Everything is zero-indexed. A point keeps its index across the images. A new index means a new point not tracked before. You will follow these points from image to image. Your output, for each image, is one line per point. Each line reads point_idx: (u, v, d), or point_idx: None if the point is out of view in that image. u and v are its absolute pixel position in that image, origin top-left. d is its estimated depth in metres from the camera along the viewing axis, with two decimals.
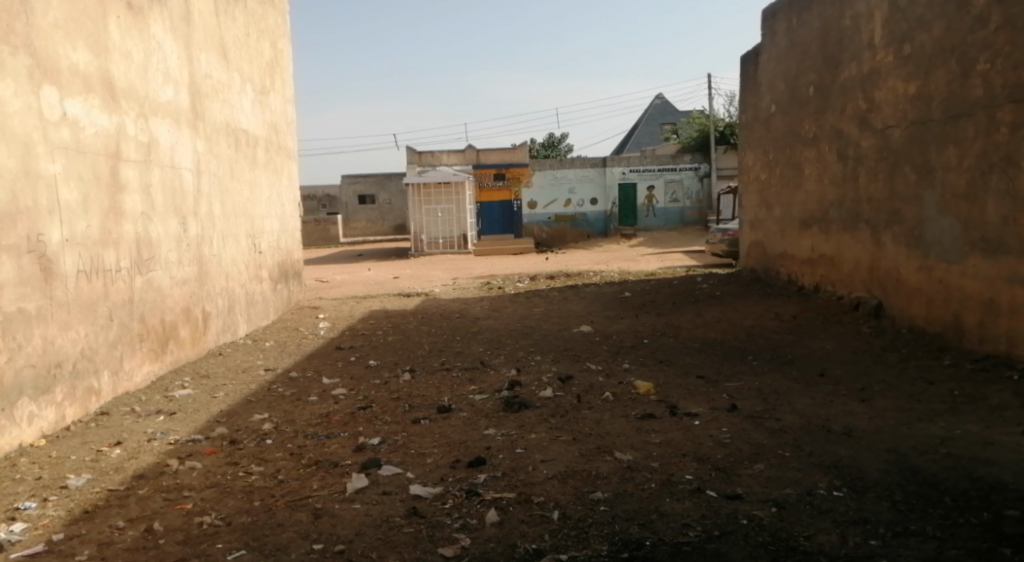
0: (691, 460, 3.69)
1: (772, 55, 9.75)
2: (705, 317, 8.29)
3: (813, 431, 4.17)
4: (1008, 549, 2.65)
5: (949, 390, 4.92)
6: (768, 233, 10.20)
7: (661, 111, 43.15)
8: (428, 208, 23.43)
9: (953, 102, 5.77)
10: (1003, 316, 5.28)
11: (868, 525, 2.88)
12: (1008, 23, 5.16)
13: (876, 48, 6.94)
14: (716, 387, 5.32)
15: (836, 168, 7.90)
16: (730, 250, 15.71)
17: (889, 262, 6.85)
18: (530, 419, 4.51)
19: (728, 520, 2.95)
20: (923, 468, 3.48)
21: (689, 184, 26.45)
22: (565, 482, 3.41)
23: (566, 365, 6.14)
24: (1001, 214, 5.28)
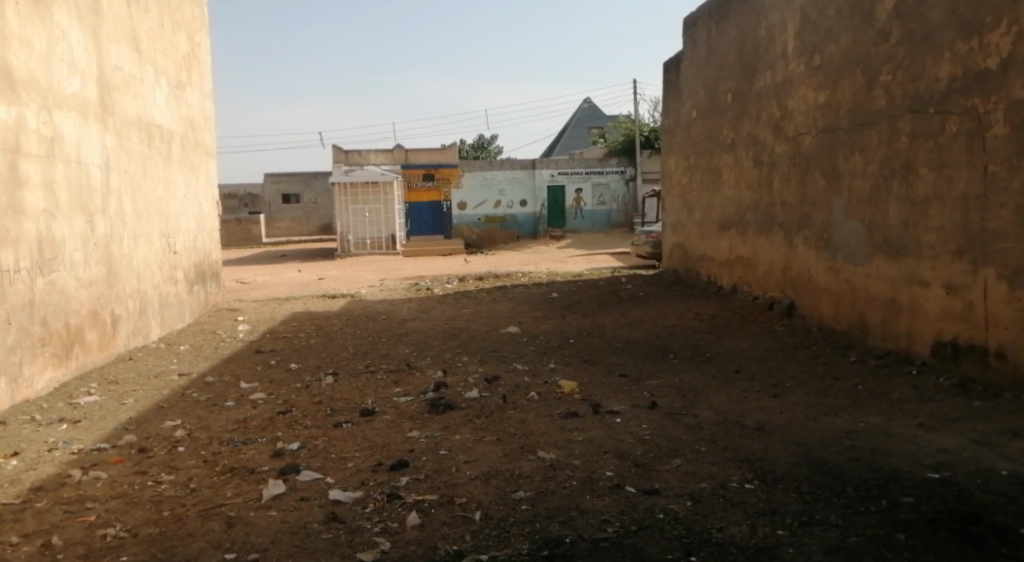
0: (612, 457, 3.76)
1: (692, 62, 10.04)
2: (628, 317, 8.47)
3: (728, 427, 4.31)
4: (902, 535, 2.79)
5: (854, 385, 5.18)
6: (689, 236, 10.48)
7: (589, 115, 44.01)
8: (354, 208, 23.05)
9: (859, 111, 6.05)
10: (903, 315, 5.57)
11: (776, 516, 3.00)
12: (906, 37, 5.42)
13: (789, 57, 7.23)
14: (638, 386, 5.43)
15: (752, 173, 8.20)
16: (654, 252, 16.12)
17: (800, 264, 7.15)
18: (455, 420, 4.50)
19: (646, 515, 3.01)
20: (828, 460, 3.65)
21: (616, 187, 26.94)
22: (488, 483, 3.42)
23: (492, 366, 6.14)
24: (901, 218, 5.57)
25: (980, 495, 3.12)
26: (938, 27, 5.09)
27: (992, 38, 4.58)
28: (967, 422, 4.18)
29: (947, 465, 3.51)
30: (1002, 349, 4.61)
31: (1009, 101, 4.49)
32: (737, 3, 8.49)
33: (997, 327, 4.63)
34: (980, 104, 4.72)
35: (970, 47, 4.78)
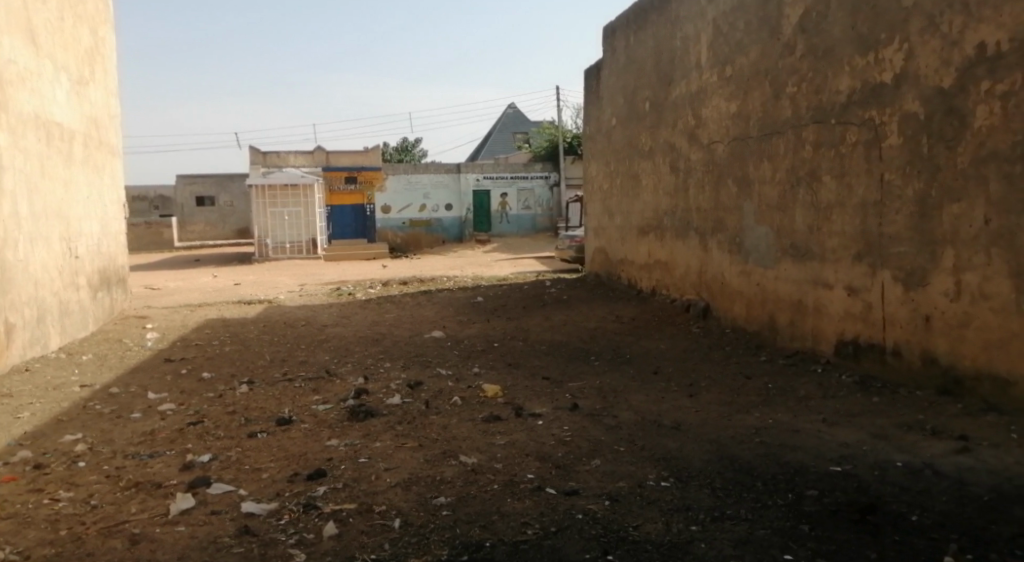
0: (533, 460, 3.79)
1: (612, 70, 10.25)
2: (551, 320, 8.56)
3: (646, 426, 4.41)
4: (806, 526, 2.92)
5: (764, 383, 5.40)
6: (610, 240, 10.68)
7: (513, 120, 44.30)
8: (274, 211, 22.45)
9: (767, 121, 6.31)
10: (809, 316, 5.84)
11: (690, 512, 3.09)
12: (810, 51, 5.69)
13: (702, 67, 7.48)
14: (560, 388, 5.50)
15: (669, 179, 8.43)
16: (577, 256, 16.35)
17: (715, 268, 7.40)
18: (375, 427, 4.44)
19: (565, 516, 3.05)
20: (739, 456, 3.79)
21: (540, 192, 27.24)
22: (408, 489, 3.38)
23: (415, 372, 6.08)
24: (807, 224, 5.83)
25: (878, 486, 3.30)
26: (838, 42, 5.36)
27: (886, 54, 4.86)
28: (866, 416, 4.42)
29: (848, 458, 3.69)
30: (898, 347, 4.88)
31: (902, 114, 4.76)
32: (654, 13, 8.73)
33: (893, 327, 4.91)
34: (876, 115, 4.99)
35: (867, 62, 5.05)
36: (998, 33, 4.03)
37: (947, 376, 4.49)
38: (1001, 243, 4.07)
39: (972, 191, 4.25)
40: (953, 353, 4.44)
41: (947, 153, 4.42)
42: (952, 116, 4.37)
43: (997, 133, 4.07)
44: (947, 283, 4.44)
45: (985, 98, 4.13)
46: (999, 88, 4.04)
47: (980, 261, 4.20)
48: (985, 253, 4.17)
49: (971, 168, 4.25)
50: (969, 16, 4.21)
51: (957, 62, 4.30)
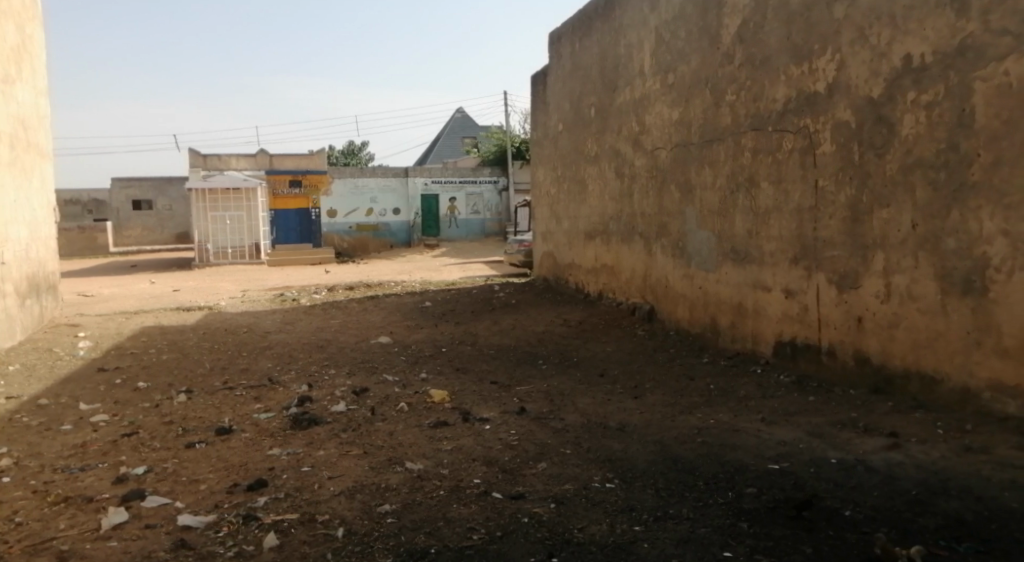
0: (480, 464, 3.78)
1: (558, 77, 10.34)
2: (500, 325, 8.57)
3: (592, 428, 4.46)
4: (745, 523, 2.98)
5: (706, 384, 5.51)
6: (558, 244, 10.76)
7: (461, 124, 44.29)
8: (214, 215, 21.90)
9: (708, 128, 6.46)
10: (749, 318, 5.98)
11: (633, 513, 3.13)
12: (747, 61, 5.85)
13: (646, 75, 7.61)
14: (507, 392, 5.51)
15: (615, 184, 8.54)
16: (525, 261, 16.43)
17: (659, 272, 7.52)
18: (319, 435, 4.37)
19: (511, 520, 3.05)
20: (682, 456, 3.86)
21: (489, 197, 27.29)
22: (352, 498, 3.34)
23: (361, 378, 6.00)
24: (746, 228, 5.98)
25: (814, 482, 3.40)
26: (774, 52, 5.52)
27: (819, 64, 5.03)
28: (803, 415, 4.54)
29: (785, 456, 3.80)
30: (832, 348, 5.05)
31: (834, 122, 4.92)
32: (598, 21, 8.85)
33: (828, 328, 5.07)
34: (810, 123, 5.16)
35: (802, 72, 5.22)
36: (922, 46, 4.20)
37: (879, 375, 4.66)
38: (927, 247, 4.24)
39: (900, 197, 4.42)
40: (884, 352, 4.60)
41: (877, 160, 4.59)
42: (881, 125, 4.53)
43: (922, 142, 4.24)
44: (878, 285, 4.61)
45: (911, 108, 4.30)
46: (924, 98, 4.21)
47: (908, 263, 4.37)
48: (912, 256, 4.34)
49: (898, 175, 4.42)
50: (895, 29, 4.38)
51: (885, 72, 4.47)
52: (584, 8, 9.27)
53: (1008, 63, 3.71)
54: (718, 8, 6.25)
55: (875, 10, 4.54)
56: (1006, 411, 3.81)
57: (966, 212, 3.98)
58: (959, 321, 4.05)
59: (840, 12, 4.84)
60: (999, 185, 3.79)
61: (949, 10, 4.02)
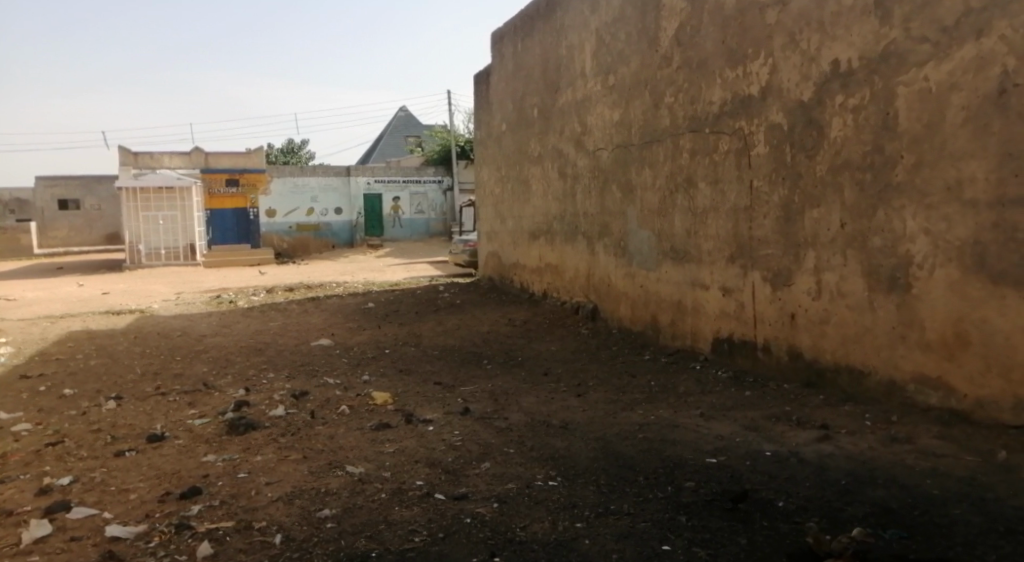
0: (423, 466, 3.76)
1: (501, 76, 10.37)
2: (444, 325, 8.53)
3: (535, 427, 4.48)
4: (684, 517, 3.04)
5: (647, 381, 5.60)
6: (502, 244, 10.78)
7: (404, 124, 43.99)
8: (146, 215, 21.17)
9: (647, 129, 6.56)
10: (688, 315, 6.10)
11: (575, 510, 3.15)
12: (685, 63, 5.97)
13: (587, 76, 7.69)
14: (451, 392, 5.49)
15: (558, 184, 8.61)
16: (471, 261, 16.41)
17: (601, 271, 7.60)
18: (257, 440, 4.27)
19: (453, 521, 3.04)
20: (623, 453, 3.91)
21: (434, 197, 27.15)
22: (291, 503, 3.27)
23: (301, 381, 5.89)
24: (684, 228, 6.10)
25: (749, 475, 3.48)
26: (710, 55, 5.64)
27: (753, 67, 5.16)
28: (740, 410, 4.66)
29: (722, 450, 3.89)
30: (767, 344, 5.19)
31: (768, 124, 5.06)
32: (540, 22, 8.89)
33: (763, 325, 5.21)
34: (745, 126, 5.29)
35: (736, 75, 5.35)
36: (849, 51, 4.35)
37: (811, 370, 4.81)
38: (855, 245, 4.40)
39: (829, 197, 4.57)
40: (815, 347, 4.76)
41: (807, 161, 4.73)
42: (811, 127, 4.68)
43: (850, 144, 4.40)
44: (809, 282, 4.76)
45: (839, 111, 4.45)
46: (851, 102, 4.36)
47: (837, 261, 4.53)
48: (841, 254, 4.50)
49: (828, 176, 4.57)
50: (824, 34, 4.53)
51: (815, 77, 4.62)
52: (526, 9, 9.31)
53: (927, 69, 3.87)
54: (656, 11, 6.35)
55: (805, 16, 4.68)
56: (929, 402, 3.98)
57: (890, 211, 4.14)
58: (885, 317, 4.21)
59: (772, 17, 4.98)
60: (920, 185, 3.96)
61: (873, 17, 4.17)
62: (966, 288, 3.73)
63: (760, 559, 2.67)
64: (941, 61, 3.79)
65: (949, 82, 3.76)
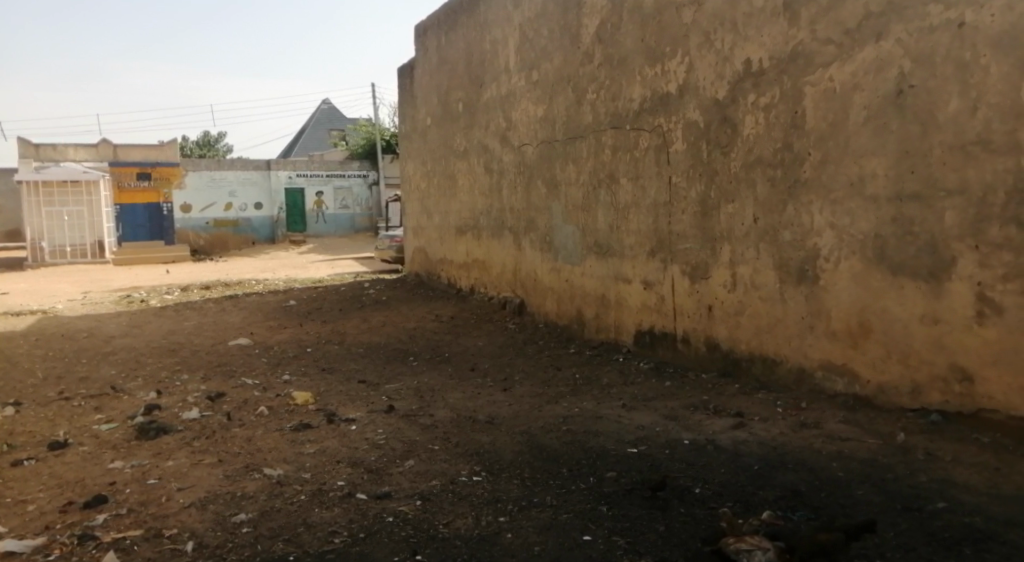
0: (345, 466, 3.69)
1: (425, 70, 10.28)
2: (369, 322, 8.41)
3: (461, 423, 4.46)
4: (604, 506, 3.09)
5: (572, 374, 5.67)
6: (429, 240, 10.71)
7: (328, 118, 43.14)
8: (49, 210, 20.13)
9: (571, 125, 6.62)
10: (612, 309, 6.20)
11: (498, 504, 3.16)
12: (607, 60, 6.04)
13: (511, 72, 7.70)
14: (375, 391, 5.41)
15: (484, 180, 8.60)
16: (398, 257, 16.24)
17: (528, 266, 7.65)
18: (168, 444, 4.10)
19: (375, 521, 3.00)
20: (547, 445, 3.94)
21: (359, 192, 26.68)
22: (205, 509, 3.16)
23: (217, 383, 5.69)
24: (608, 223, 6.18)
25: (667, 464, 3.57)
26: (630, 52, 5.73)
27: (671, 65, 5.28)
28: (660, 400, 4.78)
29: (643, 440, 3.97)
30: (686, 335, 5.33)
31: (685, 122, 5.18)
32: (463, 16, 8.86)
33: (682, 317, 5.35)
34: (664, 122, 5.41)
35: (655, 72, 5.46)
36: (760, 51, 4.50)
37: (727, 359, 4.97)
38: (766, 239, 4.56)
39: (743, 193, 4.72)
40: (731, 338, 4.92)
41: (722, 158, 4.87)
42: (725, 125, 4.82)
43: (761, 141, 4.55)
44: (725, 275, 4.91)
45: (751, 109, 4.60)
46: (762, 101, 4.52)
47: (751, 255, 4.69)
48: (754, 248, 4.66)
49: (742, 172, 4.72)
50: (737, 35, 4.67)
51: (729, 76, 4.76)
52: (449, 3, 9.25)
53: (833, 70, 4.04)
54: (577, 8, 6.42)
55: (719, 16, 4.82)
56: (835, 388, 4.17)
57: (799, 207, 4.31)
58: (795, 308, 4.38)
59: (688, 17, 5.09)
60: (826, 181, 4.13)
61: (782, 19, 4.33)
62: (868, 279, 3.92)
63: (676, 545, 2.73)
64: (844, 62, 3.96)
65: (851, 83, 3.94)
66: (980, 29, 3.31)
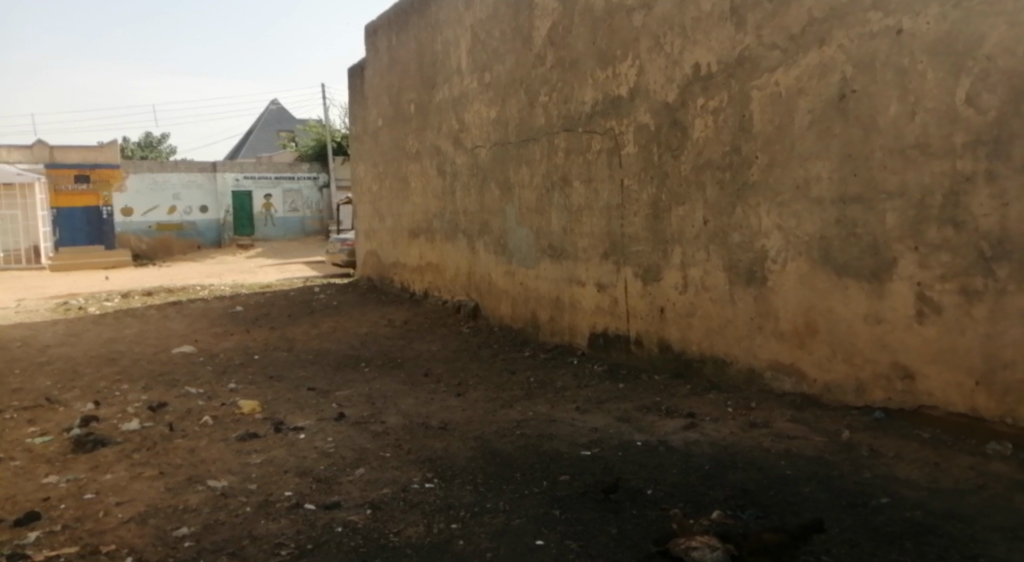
0: (293, 475, 3.60)
1: (376, 71, 10.17)
2: (320, 327, 8.26)
3: (413, 429, 4.40)
4: (558, 510, 3.07)
5: (526, 377, 5.65)
6: (382, 243, 10.59)
7: (278, 119, 42.45)
8: None
9: (524, 128, 6.62)
10: (566, 311, 6.20)
11: (451, 511, 3.12)
12: (558, 63, 6.06)
13: (463, 74, 7.67)
14: (326, 398, 5.30)
15: (437, 182, 8.54)
16: (350, 260, 16.05)
17: (482, 269, 7.61)
18: (106, 457, 3.95)
19: (323, 531, 2.93)
20: (502, 450, 3.91)
21: (309, 195, 26.30)
22: (144, 523, 3.04)
23: (159, 392, 5.51)
24: (561, 226, 6.19)
25: (620, 465, 3.57)
26: (581, 55, 5.76)
27: (622, 69, 5.31)
28: (614, 401, 4.79)
29: (597, 442, 3.97)
30: (639, 337, 5.36)
31: (636, 125, 5.22)
32: (414, 17, 8.78)
33: (634, 319, 5.38)
34: (615, 126, 5.44)
35: (606, 76, 5.49)
36: (707, 56, 4.56)
37: (679, 360, 5.01)
38: (716, 241, 4.62)
39: (693, 196, 4.77)
40: (682, 339, 4.96)
41: (672, 161, 4.92)
42: (675, 128, 4.87)
43: (710, 144, 4.60)
44: (676, 277, 4.95)
45: (700, 113, 4.65)
46: (711, 105, 4.57)
47: (701, 257, 4.74)
48: (704, 250, 4.71)
49: (691, 175, 4.77)
50: (685, 39, 4.72)
51: (678, 79, 4.81)
52: (400, 5, 9.17)
53: (778, 74, 4.11)
54: (529, 10, 6.42)
55: (668, 20, 4.87)
56: (783, 388, 4.24)
57: (747, 209, 4.37)
58: (744, 308, 4.44)
59: (638, 21, 5.13)
60: (773, 184, 4.20)
61: (729, 24, 4.39)
62: (814, 280, 3.99)
63: (629, 547, 2.73)
64: (789, 67, 4.04)
65: (796, 87, 4.01)
66: (917, 36, 3.40)
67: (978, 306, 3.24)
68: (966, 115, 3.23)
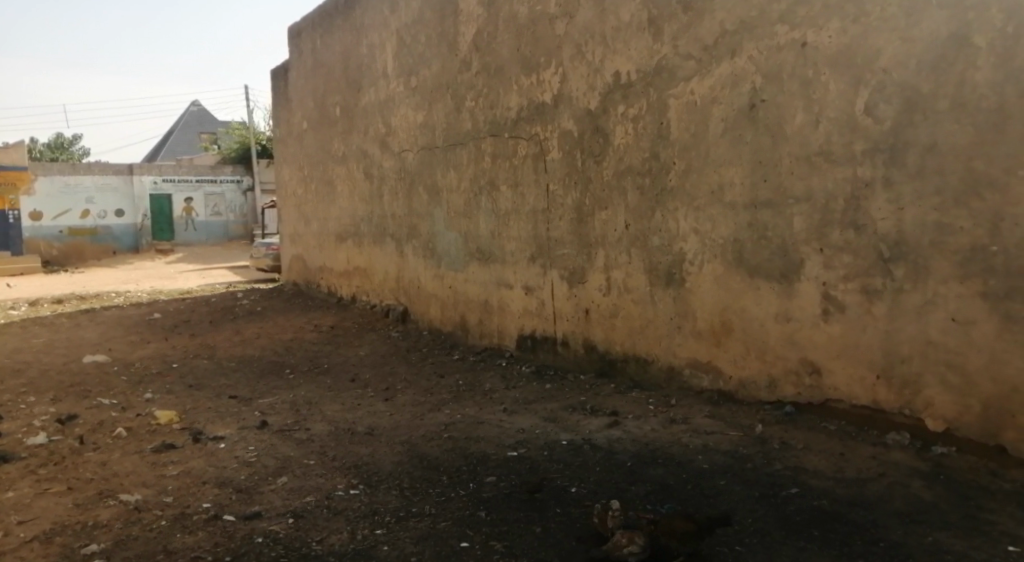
0: (211, 487, 3.51)
1: (300, 72, 10.00)
2: (243, 334, 8.06)
3: (339, 436, 4.35)
4: (483, 512, 3.10)
5: (454, 380, 5.67)
6: (307, 247, 10.41)
7: (198, 119, 41.10)
8: None
9: (450, 132, 6.63)
10: (494, 314, 6.25)
11: (376, 516, 3.10)
12: (484, 68, 6.10)
13: (389, 77, 7.62)
14: (248, 406, 5.18)
15: (364, 186, 8.45)
16: (274, 265, 15.69)
17: (411, 273, 7.58)
18: (9, 474, 3.75)
19: (242, 543, 2.87)
20: (428, 454, 3.91)
21: (232, 198, 25.58)
22: (50, 542, 2.91)
23: (68, 404, 5.26)
24: (489, 230, 6.23)
25: (545, 465, 3.63)
26: (506, 62, 5.82)
27: (546, 75, 5.40)
28: (541, 402, 4.86)
29: (523, 442, 4.03)
30: (566, 338, 5.45)
31: (560, 131, 5.31)
32: (339, 19, 8.68)
33: (561, 320, 5.47)
34: (540, 131, 5.52)
35: (531, 82, 5.56)
36: (628, 65, 4.68)
37: (604, 360, 5.12)
38: (637, 244, 4.74)
39: (615, 200, 4.89)
40: (607, 340, 5.07)
41: (595, 166, 5.03)
42: (598, 134, 4.98)
43: (631, 150, 4.73)
44: (600, 279, 5.06)
45: (621, 120, 4.77)
46: (631, 112, 4.70)
47: (623, 260, 4.86)
48: (626, 253, 4.83)
49: (613, 180, 4.89)
50: (606, 47, 4.84)
51: (600, 87, 4.92)
52: (324, 6, 9.04)
53: (694, 83, 4.26)
54: (454, 15, 6.44)
55: (589, 29, 4.97)
56: (702, 385, 4.39)
57: (666, 213, 4.51)
58: (664, 309, 4.58)
59: (561, 28, 5.23)
60: (689, 189, 4.35)
61: (647, 33, 4.53)
62: (729, 281, 4.15)
63: (552, 545, 2.78)
64: (704, 77, 4.19)
65: (710, 96, 4.17)
66: (820, 49, 3.59)
67: (877, 305, 3.44)
68: (865, 125, 3.43)
